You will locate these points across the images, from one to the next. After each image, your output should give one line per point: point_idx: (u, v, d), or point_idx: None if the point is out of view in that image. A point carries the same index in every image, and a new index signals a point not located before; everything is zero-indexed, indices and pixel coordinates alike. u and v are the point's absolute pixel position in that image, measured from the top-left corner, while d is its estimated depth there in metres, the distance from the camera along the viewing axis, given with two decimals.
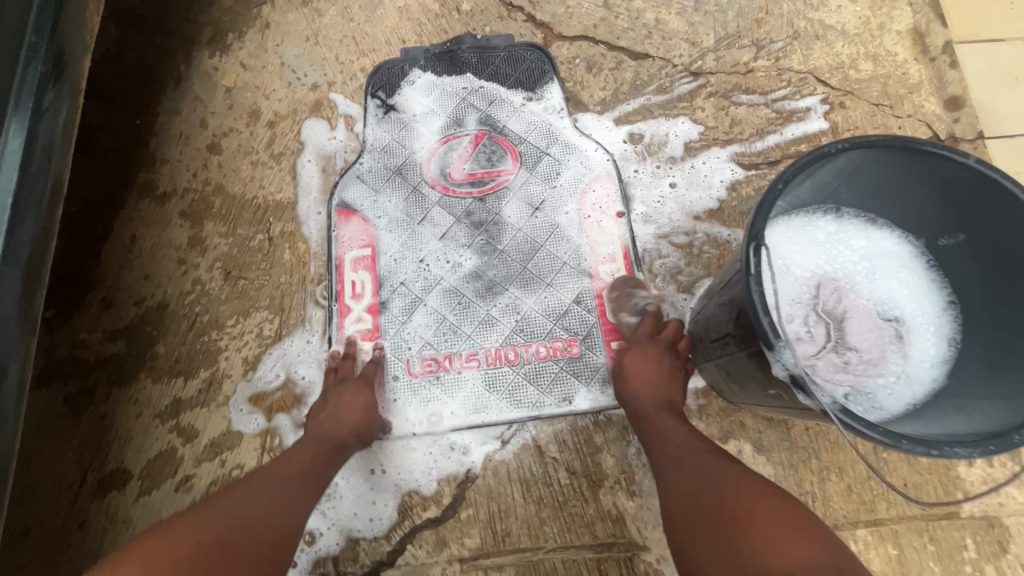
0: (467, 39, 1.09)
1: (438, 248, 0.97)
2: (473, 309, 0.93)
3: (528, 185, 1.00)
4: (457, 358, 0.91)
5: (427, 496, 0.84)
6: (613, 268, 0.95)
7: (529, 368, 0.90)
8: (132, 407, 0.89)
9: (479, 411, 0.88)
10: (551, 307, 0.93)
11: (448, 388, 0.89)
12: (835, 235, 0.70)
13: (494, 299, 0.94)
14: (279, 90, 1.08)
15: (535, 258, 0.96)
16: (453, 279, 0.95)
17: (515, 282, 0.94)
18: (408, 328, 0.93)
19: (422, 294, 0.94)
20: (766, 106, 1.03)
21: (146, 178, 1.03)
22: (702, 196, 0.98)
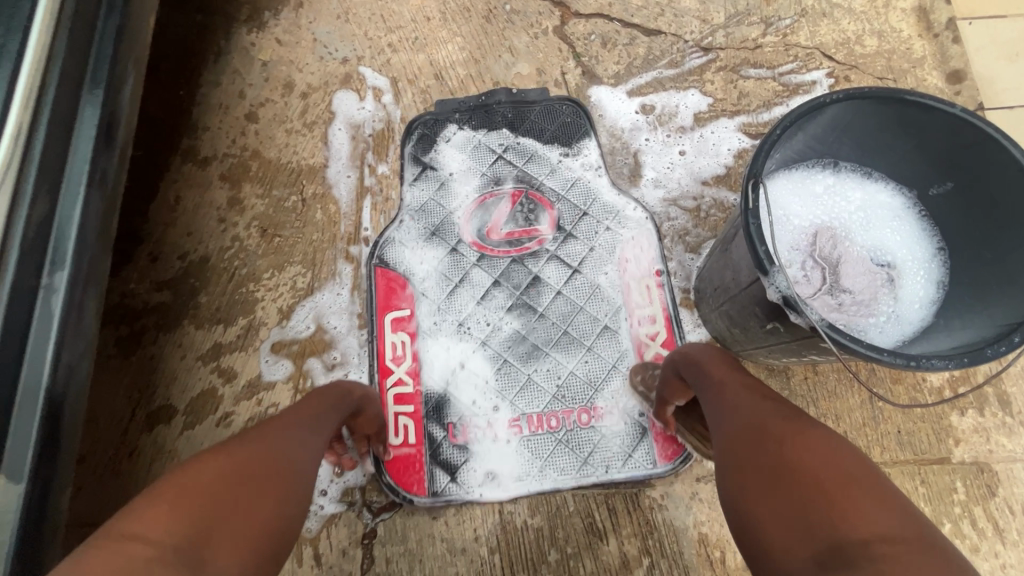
0: (501, 93, 1.10)
1: (478, 311, 0.96)
2: (515, 373, 0.92)
3: (568, 245, 0.99)
4: (500, 424, 0.90)
5: (447, 437, 0.90)
6: (652, 330, 0.94)
7: (569, 436, 0.89)
8: (178, 350, 0.97)
9: (521, 476, 0.88)
10: (592, 372, 0.92)
11: (486, 453, 0.89)
12: (833, 188, 0.75)
13: (533, 362, 0.93)
14: (312, 64, 1.15)
15: (576, 321, 0.95)
16: (492, 338, 0.95)
17: (554, 342, 0.94)
18: (448, 391, 0.92)
19: (463, 357, 0.93)
20: (773, 80, 1.08)
21: (189, 144, 1.10)
22: (710, 163, 1.03)
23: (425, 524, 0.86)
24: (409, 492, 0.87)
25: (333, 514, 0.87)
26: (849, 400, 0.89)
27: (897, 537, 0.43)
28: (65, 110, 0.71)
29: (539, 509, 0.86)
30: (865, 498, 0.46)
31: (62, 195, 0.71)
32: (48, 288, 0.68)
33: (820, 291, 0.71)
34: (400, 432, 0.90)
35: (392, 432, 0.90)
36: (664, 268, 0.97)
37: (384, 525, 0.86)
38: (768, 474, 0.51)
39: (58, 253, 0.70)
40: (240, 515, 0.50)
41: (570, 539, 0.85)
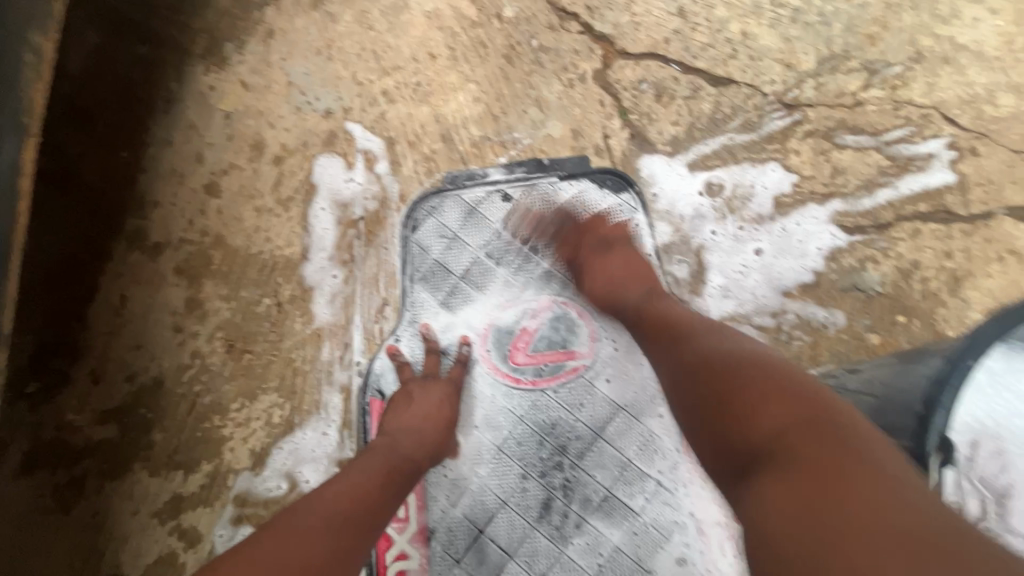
0: (528, 164, 0.86)
1: (498, 457, 0.76)
2: (543, 544, 0.74)
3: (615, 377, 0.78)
4: None
5: None
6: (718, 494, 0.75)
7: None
8: (128, 503, 0.78)
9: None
10: (641, 547, 0.73)
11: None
12: (1001, 376, 0.54)
13: (570, 536, 0.74)
14: (287, 117, 0.91)
15: (622, 477, 0.75)
16: (517, 503, 0.75)
17: (597, 508, 0.74)
18: (459, 571, 0.74)
19: (480, 520, 0.75)
20: (876, 151, 0.84)
21: (135, 226, 0.88)
22: (793, 267, 0.81)
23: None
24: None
25: None
26: None
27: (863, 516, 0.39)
28: None
29: None
30: (777, 399, 0.50)
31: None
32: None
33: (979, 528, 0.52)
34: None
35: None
36: None
37: None
38: (704, 399, 0.54)
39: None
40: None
41: None
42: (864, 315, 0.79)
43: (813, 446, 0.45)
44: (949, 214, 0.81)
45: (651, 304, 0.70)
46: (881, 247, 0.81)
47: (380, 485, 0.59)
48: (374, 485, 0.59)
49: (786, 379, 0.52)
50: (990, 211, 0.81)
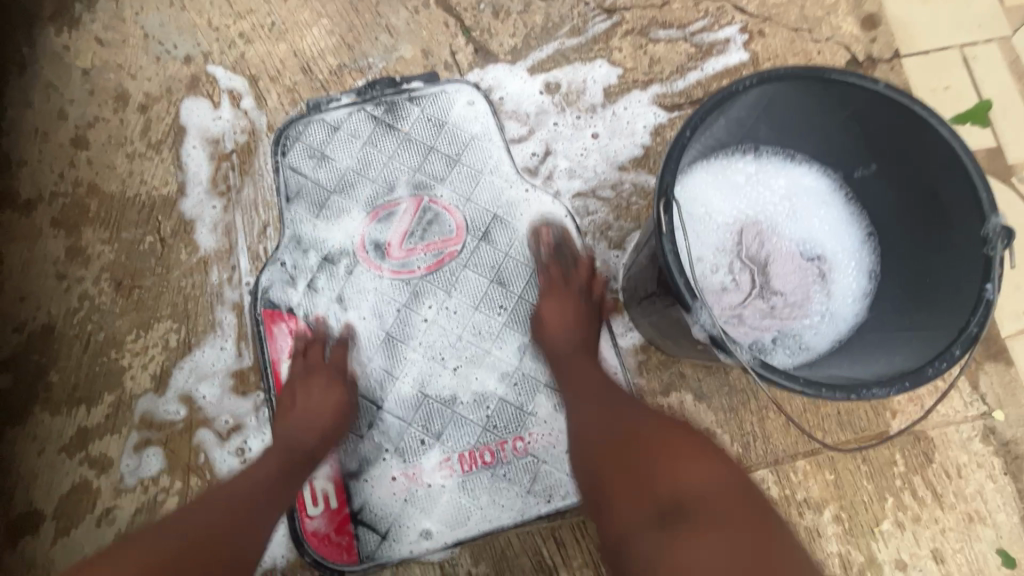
0: (384, 82, 0.94)
1: (388, 342, 0.85)
2: (437, 409, 0.83)
3: (484, 258, 0.88)
4: (427, 468, 0.81)
5: (377, 505, 0.80)
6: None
7: (508, 469, 0.82)
8: (33, 444, 0.81)
9: (464, 522, 0.80)
10: (522, 396, 0.84)
11: (421, 505, 0.81)
12: (755, 177, 0.68)
13: (459, 398, 0.83)
14: (147, 68, 0.94)
15: (498, 341, 0.85)
16: (409, 378, 0.84)
17: (480, 370, 0.84)
18: (365, 444, 0.82)
19: (377, 399, 0.83)
20: (684, 41, 0.98)
21: (4, 185, 0.89)
22: (626, 145, 0.93)
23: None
24: (340, 562, 0.79)
25: None
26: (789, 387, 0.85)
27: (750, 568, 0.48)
28: None
29: (482, 555, 0.80)
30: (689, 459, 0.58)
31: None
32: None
33: (750, 295, 0.65)
34: (320, 497, 0.80)
35: (311, 501, 0.80)
36: None
37: None
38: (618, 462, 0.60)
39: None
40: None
41: None
42: None
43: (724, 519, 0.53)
44: None
45: (566, 353, 0.78)
46: None
47: (265, 481, 0.69)
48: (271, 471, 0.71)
49: (682, 437, 0.61)
50: None
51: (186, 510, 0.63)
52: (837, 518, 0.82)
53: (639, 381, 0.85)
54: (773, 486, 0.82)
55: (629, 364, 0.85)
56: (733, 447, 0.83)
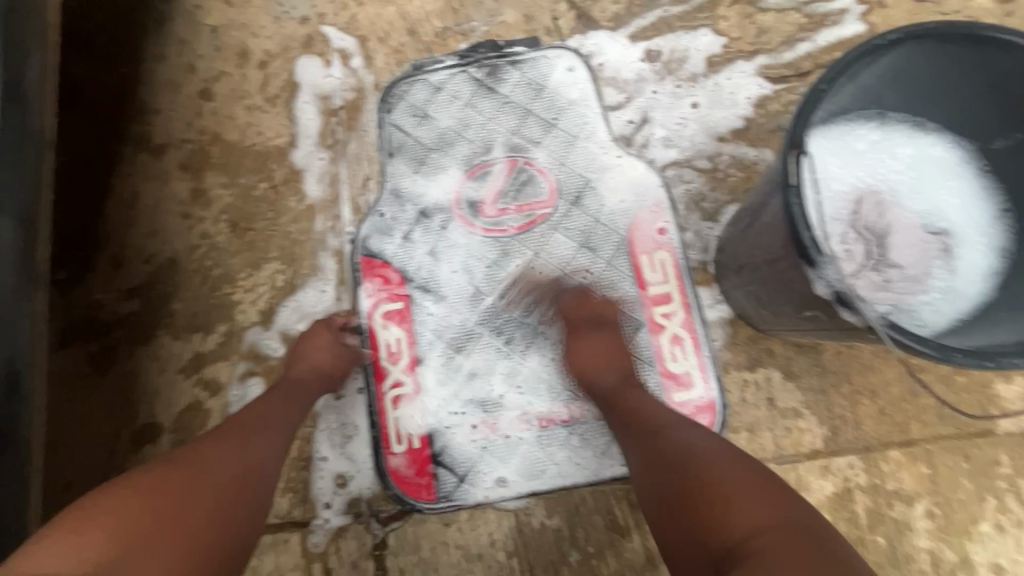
0: (487, 45, 0.96)
1: (475, 296, 0.88)
2: (518, 365, 0.85)
3: (575, 222, 0.89)
4: (506, 420, 0.84)
5: (457, 450, 0.84)
6: (669, 310, 0.85)
7: (585, 428, 0.84)
8: (156, 363, 0.89)
9: (539, 474, 0.83)
10: None
11: (499, 454, 0.84)
12: (879, 145, 0.65)
13: (540, 357, 0.86)
14: (268, 27, 1.01)
15: None
16: (493, 333, 0.86)
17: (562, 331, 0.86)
18: (449, 391, 0.85)
19: (462, 350, 0.86)
20: (796, 11, 0.94)
21: (140, 130, 0.98)
22: (727, 116, 0.91)
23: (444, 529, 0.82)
24: (418, 500, 0.82)
25: (339, 528, 0.82)
26: (886, 374, 0.82)
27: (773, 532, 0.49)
28: None
29: (556, 509, 0.82)
30: (749, 496, 0.52)
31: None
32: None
33: (865, 266, 0.62)
34: (403, 437, 0.84)
35: (396, 439, 0.84)
36: (680, 240, 0.88)
37: (392, 538, 0.82)
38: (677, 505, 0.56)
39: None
40: (134, 550, 0.47)
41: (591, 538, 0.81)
42: None
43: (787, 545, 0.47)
44: None
45: (621, 389, 0.74)
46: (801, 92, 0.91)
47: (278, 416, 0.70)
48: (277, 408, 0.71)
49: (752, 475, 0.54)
50: None
51: (207, 440, 0.61)
52: (930, 513, 0.78)
53: (725, 354, 0.84)
54: (861, 473, 0.79)
55: (716, 338, 0.84)
56: (821, 429, 0.81)
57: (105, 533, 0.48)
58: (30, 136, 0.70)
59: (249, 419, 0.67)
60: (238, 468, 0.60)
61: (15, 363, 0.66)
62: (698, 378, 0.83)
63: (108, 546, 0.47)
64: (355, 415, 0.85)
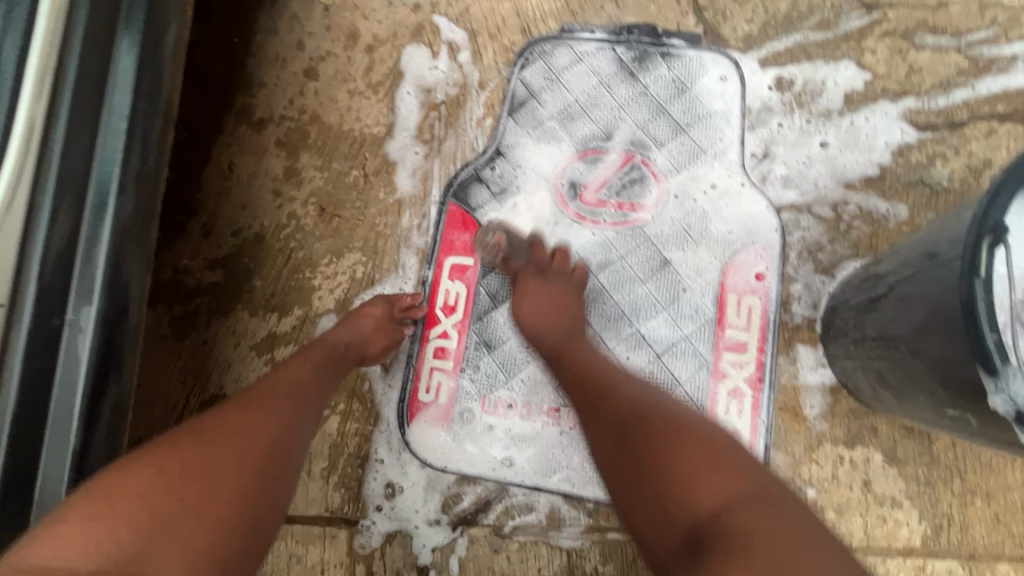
0: (644, 29, 0.90)
1: None
2: None
3: (669, 235, 0.84)
4: (537, 409, 0.82)
5: (483, 437, 0.82)
6: (740, 360, 0.79)
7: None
8: (231, 337, 0.90)
9: (548, 473, 0.80)
10: (654, 381, 0.80)
11: (516, 438, 0.81)
12: None
13: None
14: (379, 11, 0.98)
15: (646, 321, 0.82)
16: None
17: (621, 338, 0.82)
18: (491, 359, 0.84)
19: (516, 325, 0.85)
20: (957, 52, 0.84)
21: (243, 102, 0.98)
22: (859, 161, 0.82)
23: (450, 507, 0.81)
24: (427, 452, 0.82)
25: (387, 534, 0.81)
26: (1007, 477, 0.72)
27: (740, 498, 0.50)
28: (83, 111, 0.64)
29: (612, 557, 0.77)
30: (719, 471, 0.52)
31: (85, 209, 0.66)
32: (73, 327, 0.65)
33: None
34: (433, 388, 0.84)
35: (425, 388, 0.84)
36: (785, 292, 0.80)
37: (437, 554, 0.80)
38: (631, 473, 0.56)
39: (84, 285, 0.66)
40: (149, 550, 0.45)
41: None
42: (927, 210, 0.80)
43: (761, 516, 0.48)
44: None
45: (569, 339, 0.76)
46: (951, 143, 0.81)
47: (296, 383, 0.67)
48: (295, 377, 0.68)
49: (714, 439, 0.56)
50: None
51: (226, 417, 0.58)
52: None
53: (819, 425, 0.76)
54: None
55: (815, 406, 0.77)
56: (921, 526, 0.72)
57: (96, 537, 0.44)
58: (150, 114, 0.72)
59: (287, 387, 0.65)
60: (248, 449, 0.55)
61: (115, 333, 0.69)
62: (746, 436, 0.77)
63: (98, 554, 0.43)
64: (391, 377, 0.85)
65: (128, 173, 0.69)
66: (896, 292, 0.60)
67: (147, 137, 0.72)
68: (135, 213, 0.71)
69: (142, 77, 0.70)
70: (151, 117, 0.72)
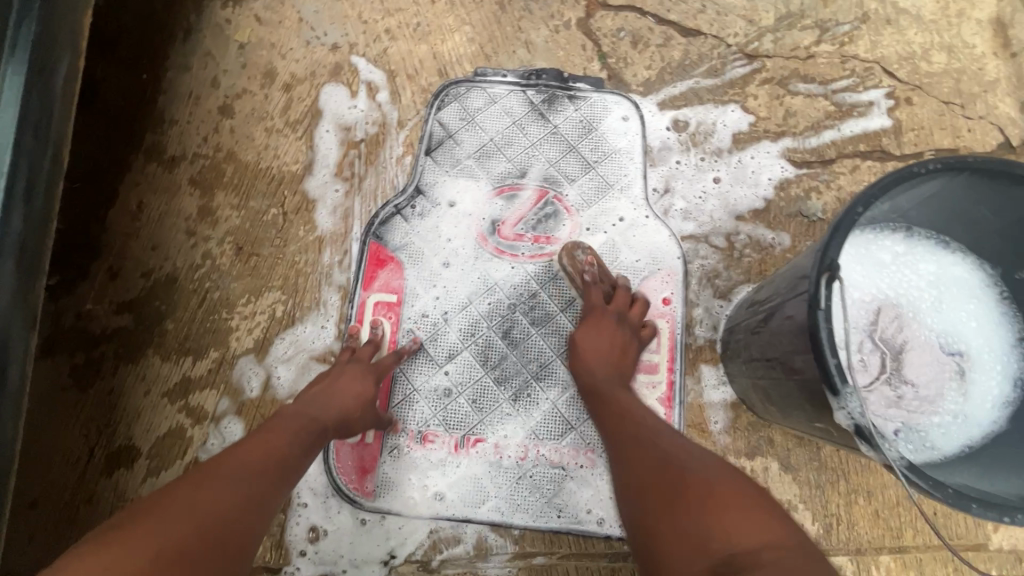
0: (552, 73, 0.96)
1: (464, 308, 0.88)
2: (491, 385, 0.85)
3: None
4: (463, 442, 0.83)
5: (411, 473, 0.82)
6: (652, 381, 0.84)
7: (535, 472, 0.82)
8: (141, 384, 0.86)
9: (478, 504, 0.81)
10: (575, 406, 0.84)
11: (444, 471, 0.82)
12: (902, 258, 0.64)
13: (515, 384, 0.85)
14: (297, 50, 0.99)
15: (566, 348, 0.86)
16: (472, 348, 0.86)
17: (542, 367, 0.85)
18: (418, 394, 0.85)
19: (441, 359, 0.86)
20: (825, 98, 0.95)
21: (154, 140, 0.96)
22: (747, 195, 0.91)
23: (379, 545, 0.80)
24: (353, 492, 0.81)
25: None
26: (883, 476, 0.81)
27: (766, 535, 0.45)
28: None
29: None
30: (738, 510, 0.48)
31: None
32: None
33: (877, 379, 0.61)
34: None
35: None
36: (688, 315, 0.87)
37: None
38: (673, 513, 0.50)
39: None
40: None
41: None
42: (807, 237, 0.89)
43: (753, 516, 0.47)
44: (884, 154, 0.93)
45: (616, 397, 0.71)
46: (823, 178, 0.92)
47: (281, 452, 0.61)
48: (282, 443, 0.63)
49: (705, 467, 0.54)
50: (920, 151, 0.93)
51: (195, 489, 0.52)
52: None
53: (724, 439, 0.82)
54: None
55: (718, 420, 0.83)
56: (814, 526, 0.79)
57: None
58: (35, 169, 0.70)
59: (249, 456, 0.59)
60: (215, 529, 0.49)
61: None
62: None
63: None
64: None
65: (9, 232, 0.67)
66: (771, 317, 0.67)
67: (31, 192, 0.70)
68: (18, 273, 0.69)
69: (24, 133, 0.69)
70: (36, 171, 0.70)
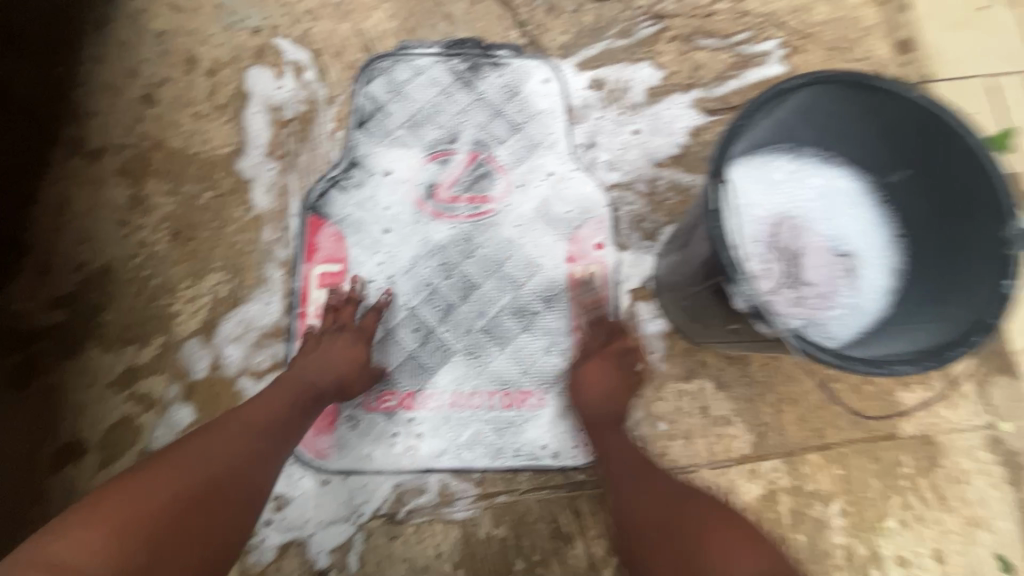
0: (473, 42, 1.00)
1: (408, 271, 0.91)
2: (441, 340, 0.88)
3: (519, 221, 0.93)
4: (419, 396, 0.86)
5: (372, 432, 0.85)
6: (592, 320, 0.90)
7: (490, 417, 0.86)
8: (83, 377, 0.85)
9: (438, 453, 0.84)
10: (522, 351, 0.88)
11: (402, 427, 0.85)
12: (793, 174, 0.72)
13: (464, 337, 0.89)
14: (217, 35, 0.99)
15: (510, 298, 0.90)
16: (420, 307, 0.89)
17: (489, 318, 0.89)
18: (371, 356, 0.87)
19: (391, 320, 0.89)
20: (726, 51, 1.03)
21: (74, 133, 0.94)
22: (664, 143, 0.98)
23: (344, 504, 0.82)
24: (315, 457, 0.83)
25: (280, 545, 0.80)
26: (804, 384, 0.89)
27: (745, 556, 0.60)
28: None
29: (503, 519, 0.83)
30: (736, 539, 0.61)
31: None
32: None
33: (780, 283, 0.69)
34: None
35: None
36: (620, 258, 0.93)
37: (334, 555, 0.80)
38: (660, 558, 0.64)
39: None
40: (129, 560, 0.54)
41: (535, 547, 0.82)
42: None
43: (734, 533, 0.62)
44: None
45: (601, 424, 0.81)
46: None
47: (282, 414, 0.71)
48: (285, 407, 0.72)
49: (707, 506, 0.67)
50: None
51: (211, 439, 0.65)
52: (845, 511, 0.85)
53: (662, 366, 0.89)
54: (783, 475, 0.86)
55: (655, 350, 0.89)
56: (747, 435, 0.87)
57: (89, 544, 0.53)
58: None
59: (255, 420, 0.69)
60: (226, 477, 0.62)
61: None
62: None
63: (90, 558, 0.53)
64: None
65: None
66: (687, 240, 0.73)
67: None
68: None
69: None
70: None
